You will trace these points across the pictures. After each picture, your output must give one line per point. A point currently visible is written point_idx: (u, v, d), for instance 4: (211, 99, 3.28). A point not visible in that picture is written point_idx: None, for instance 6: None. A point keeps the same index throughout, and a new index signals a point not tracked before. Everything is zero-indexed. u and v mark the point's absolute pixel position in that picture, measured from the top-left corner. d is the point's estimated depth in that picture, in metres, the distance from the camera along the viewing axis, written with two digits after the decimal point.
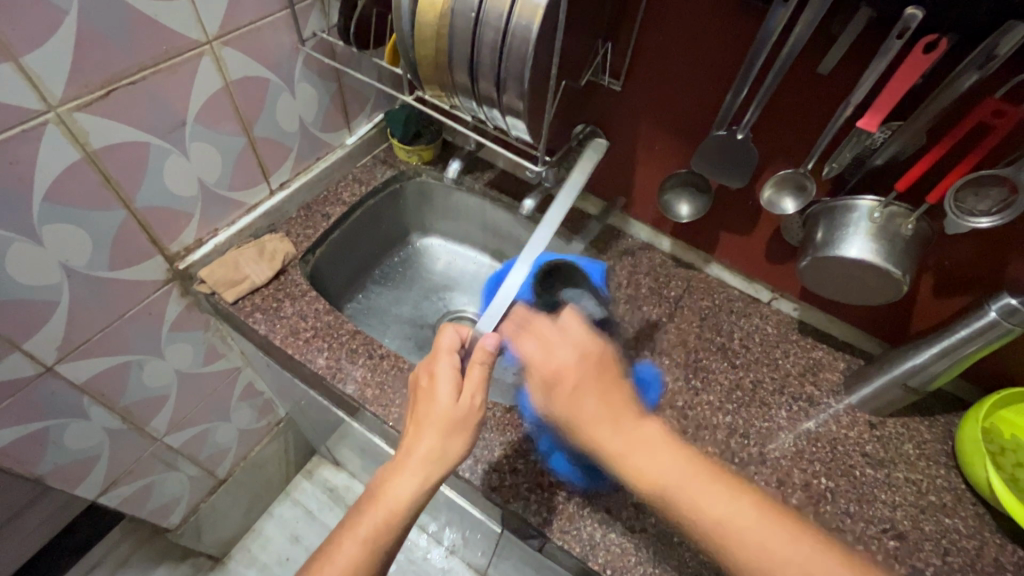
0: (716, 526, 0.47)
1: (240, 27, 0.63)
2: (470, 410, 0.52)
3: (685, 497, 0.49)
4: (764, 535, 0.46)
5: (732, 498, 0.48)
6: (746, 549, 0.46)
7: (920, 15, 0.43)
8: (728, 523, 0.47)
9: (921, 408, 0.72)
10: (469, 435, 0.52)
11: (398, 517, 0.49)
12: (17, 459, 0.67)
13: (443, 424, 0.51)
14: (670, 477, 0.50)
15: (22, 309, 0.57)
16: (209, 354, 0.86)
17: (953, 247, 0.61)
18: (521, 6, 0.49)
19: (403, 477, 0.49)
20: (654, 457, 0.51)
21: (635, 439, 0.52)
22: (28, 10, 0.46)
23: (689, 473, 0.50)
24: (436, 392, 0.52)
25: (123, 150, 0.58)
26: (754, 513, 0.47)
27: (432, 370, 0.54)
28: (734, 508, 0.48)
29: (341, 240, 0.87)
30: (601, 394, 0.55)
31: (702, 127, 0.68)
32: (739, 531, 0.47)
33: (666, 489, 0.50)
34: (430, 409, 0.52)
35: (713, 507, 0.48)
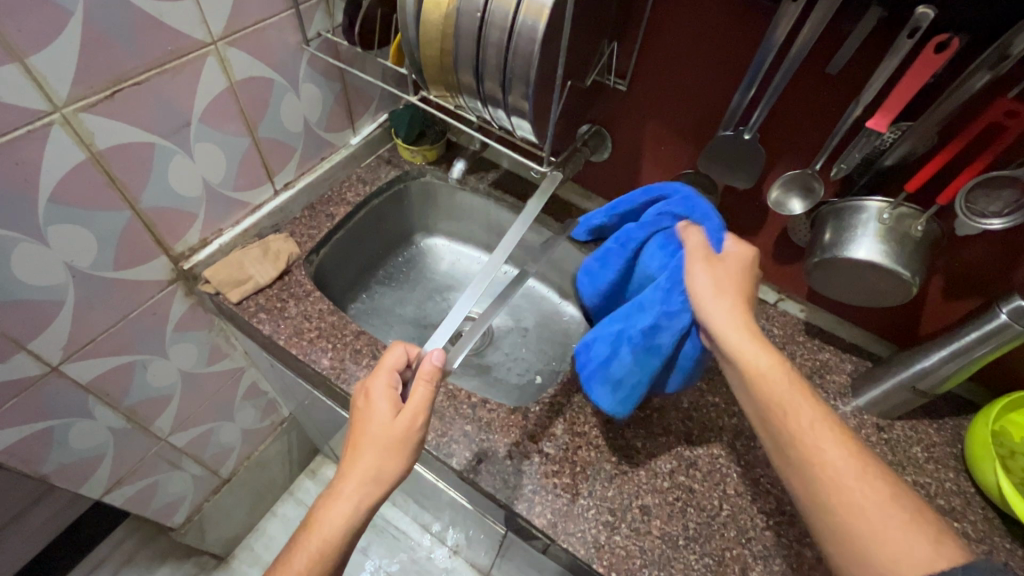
0: (809, 445, 0.45)
1: (245, 27, 0.62)
2: (409, 429, 0.50)
3: (790, 406, 0.47)
4: (854, 466, 0.44)
5: (829, 429, 0.46)
6: (835, 466, 0.44)
7: (932, 14, 0.43)
8: (823, 440, 0.45)
9: (929, 411, 0.71)
10: (409, 456, 0.51)
11: (335, 540, 0.49)
12: (23, 458, 0.67)
13: (379, 446, 0.50)
14: (773, 385, 0.48)
15: (27, 309, 0.57)
16: (214, 353, 0.86)
17: (964, 249, 0.60)
18: (527, 5, 0.49)
19: (337, 503, 0.49)
20: (774, 365, 0.49)
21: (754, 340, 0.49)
22: (34, 10, 0.46)
23: (798, 393, 0.48)
24: (373, 411, 0.52)
25: (127, 150, 0.58)
26: (851, 447, 0.45)
27: (371, 390, 0.53)
28: (833, 440, 0.45)
29: (345, 240, 0.86)
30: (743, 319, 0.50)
31: (708, 128, 0.67)
32: (835, 460, 0.44)
33: (775, 389, 0.48)
34: (367, 429, 0.51)
35: (813, 428, 0.46)
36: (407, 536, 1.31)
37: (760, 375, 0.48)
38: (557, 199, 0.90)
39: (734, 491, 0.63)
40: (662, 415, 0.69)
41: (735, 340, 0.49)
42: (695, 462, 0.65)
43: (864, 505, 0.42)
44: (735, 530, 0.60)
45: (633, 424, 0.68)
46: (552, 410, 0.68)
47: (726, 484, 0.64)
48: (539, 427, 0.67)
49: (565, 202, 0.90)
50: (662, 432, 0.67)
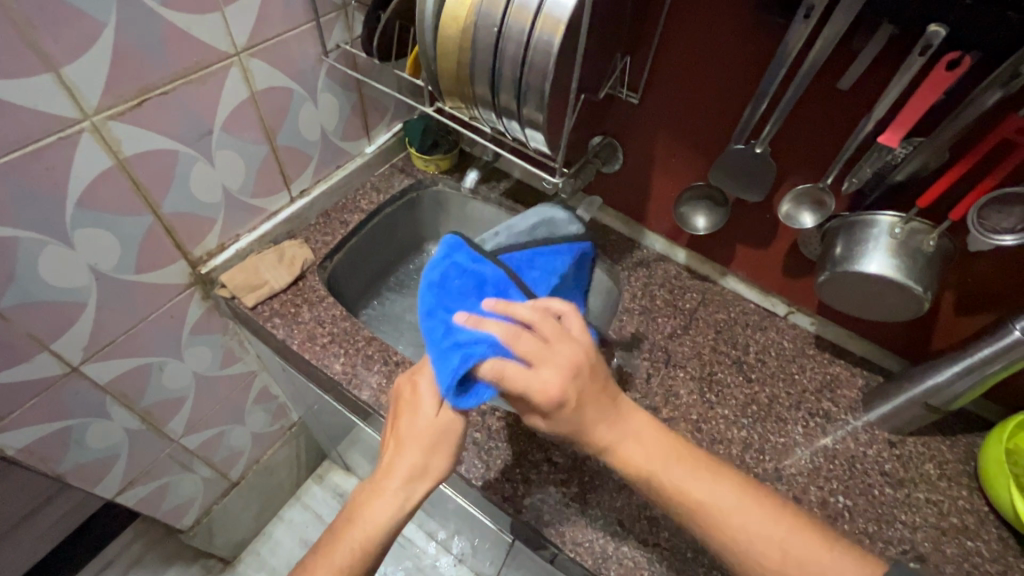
0: (700, 514, 0.46)
1: (267, 39, 0.64)
2: (456, 426, 0.52)
3: (669, 481, 0.48)
4: (750, 519, 0.46)
5: (712, 485, 0.47)
6: (732, 530, 0.45)
7: (943, 32, 0.44)
8: (719, 507, 0.46)
9: (942, 427, 0.71)
10: (453, 451, 0.53)
11: (380, 535, 0.50)
12: (41, 457, 0.68)
13: (428, 443, 0.51)
14: (651, 461, 0.49)
15: (51, 310, 0.59)
16: (227, 357, 0.87)
17: (977, 265, 0.60)
18: (543, 20, 0.50)
19: (383, 499, 0.50)
20: (642, 445, 0.49)
21: (619, 427, 0.49)
22: (68, 23, 0.47)
23: (682, 463, 0.49)
24: (421, 407, 0.52)
25: (153, 157, 0.60)
26: (738, 497, 0.47)
27: (416, 382, 0.53)
28: (726, 502, 0.46)
29: (358, 247, 0.88)
30: (601, 394, 0.48)
31: (720, 141, 0.68)
32: (732, 519, 0.46)
33: (650, 475, 0.48)
34: (414, 425, 0.52)
35: (699, 494, 0.47)
36: (412, 544, 1.30)
37: (635, 462, 0.49)
38: None
39: None
40: (671, 425, 0.69)
41: (605, 437, 0.49)
42: None
43: (768, 561, 0.44)
44: None
45: None
46: None
47: None
48: (549, 435, 0.67)
49: (576, 212, 0.91)
50: None
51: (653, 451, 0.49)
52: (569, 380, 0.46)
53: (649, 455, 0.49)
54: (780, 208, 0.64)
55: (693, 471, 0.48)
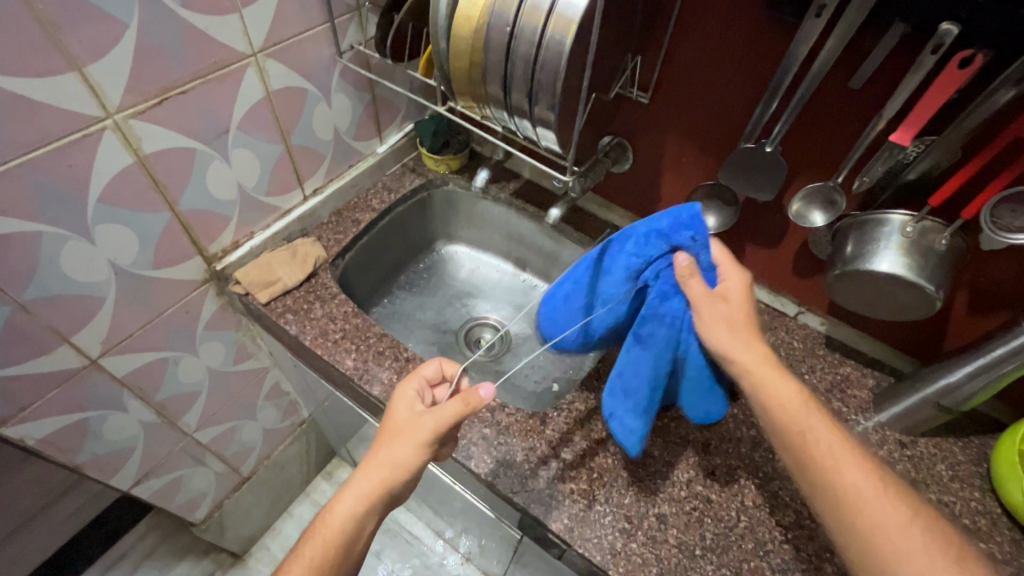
0: (812, 446, 0.49)
1: (284, 39, 0.66)
2: (417, 424, 0.54)
3: (788, 416, 0.50)
4: (868, 487, 0.46)
5: (835, 441, 0.49)
6: (849, 485, 0.46)
7: (955, 30, 0.44)
8: (844, 467, 0.47)
9: (954, 428, 0.70)
10: (418, 449, 0.53)
11: (345, 530, 0.52)
12: (60, 448, 0.69)
13: (391, 441, 0.54)
14: (783, 397, 0.51)
15: (72, 304, 0.60)
16: (240, 352, 0.88)
17: (990, 264, 0.60)
18: (555, 20, 0.50)
19: (350, 488, 0.53)
20: (777, 381, 0.52)
21: (760, 363, 0.53)
22: (93, 24, 0.49)
23: (812, 412, 0.51)
24: (394, 409, 0.56)
25: (171, 155, 0.61)
26: (854, 461, 0.48)
27: (396, 390, 0.58)
28: (840, 456, 0.48)
29: (369, 246, 0.89)
30: (756, 341, 0.54)
31: (731, 140, 0.68)
32: (850, 480, 0.47)
33: (788, 410, 0.50)
34: (387, 426, 0.55)
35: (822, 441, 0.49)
36: (420, 542, 1.31)
37: (780, 411, 0.51)
38: (576, 209, 0.91)
39: (752, 502, 0.63)
40: (680, 424, 0.69)
41: (744, 357, 0.53)
42: (713, 473, 0.65)
43: (875, 526, 0.45)
44: (753, 542, 0.60)
45: (650, 433, 0.68)
46: (569, 416, 0.69)
47: (744, 496, 0.63)
48: (557, 432, 0.67)
49: (585, 212, 0.91)
50: (679, 441, 0.67)
51: (785, 387, 0.52)
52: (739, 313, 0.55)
53: (783, 387, 0.52)
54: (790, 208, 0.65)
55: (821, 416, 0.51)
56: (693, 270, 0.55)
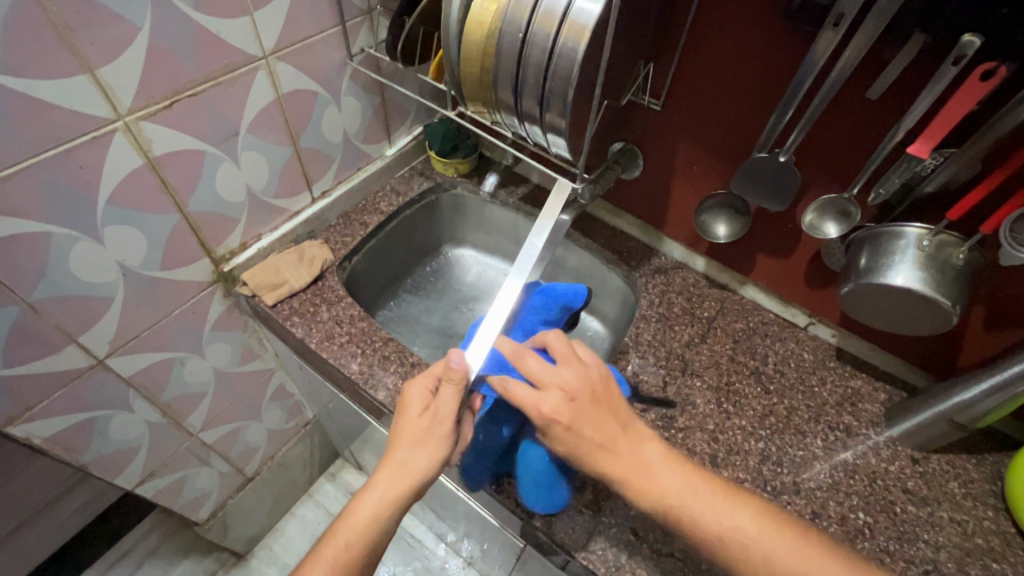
0: (717, 536, 0.48)
1: (295, 42, 0.65)
2: (437, 424, 0.54)
3: (685, 513, 0.49)
4: (770, 545, 0.47)
5: (723, 507, 0.49)
6: (751, 555, 0.47)
7: (977, 41, 0.43)
8: (736, 547, 0.48)
9: (968, 445, 0.69)
10: (440, 447, 0.54)
11: (371, 533, 0.51)
12: (66, 447, 0.69)
13: (410, 445, 0.53)
14: (676, 492, 0.50)
15: (81, 304, 0.60)
16: (246, 354, 0.88)
17: (1009, 279, 0.58)
18: (568, 26, 0.49)
19: (367, 497, 0.52)
20: (656, 474, 0.51)
21: (631, 455, 0.52)
22: (105, 27, 0.49)
23: (692, 487, 0.50)
24: (408, 413, 0.55)
25: (180, 157, 0.61)
26: (757, 525, 0.48)
27: (404, 392, 0.56)
28: (740, 523, 0.48)
29: (377, 249, 0.89)
30: (597, 422, 0.53)
31: (743, 150, 0.67)
32: (741, 546, 0.48)
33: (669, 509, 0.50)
34: (401, 430, 0.54)
35: (711, 517, 0.49)
36: (422, 545, 1.31)
37: (669, 502, 0.50)
38: (585, 215, 0.91)
39: None
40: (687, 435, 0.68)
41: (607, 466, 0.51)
42: None
43: (787, 569, 0.46)
44: None
45: None
46: None
47: None
48: None
49: (594, 218, 0.91)
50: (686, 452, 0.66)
51: (663, 471, 0.51)
52: (565, 405, 0.53)
53: (663, 470, 0.51)
54: (805, 218, 0.63)
55: (699, 484, 0.51)
56: (521, 350, 0.55)
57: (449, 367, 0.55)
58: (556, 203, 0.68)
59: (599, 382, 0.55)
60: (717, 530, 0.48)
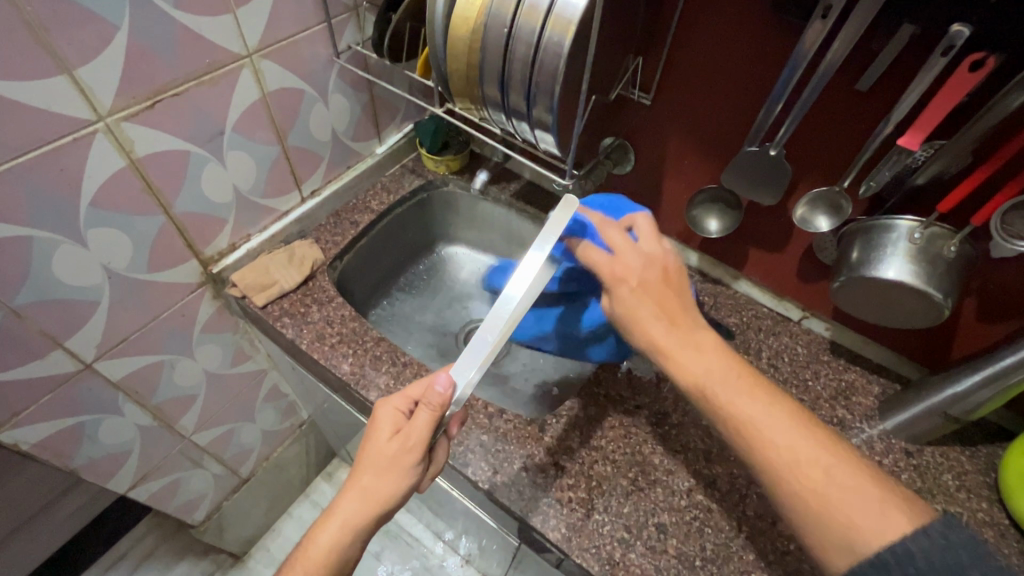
0: (734, 409, 0.48)
1: (280, 40, 0.65)
2: (405, 451, 0.53)
3: (723, 398, 0.49)
4: (801, 444, 0.45)
5: (769, 407, 0.47)
6: (779, 445, 0.45)
7: (966, 32, 0.43)
8: (798, 457, 0.45)
9: (962, 437, 0.69)
10: (407, 475, 0.53)
11: (329, 560, 0.51)
12: (56, 452, 0.69)
13: (377, 472, 0.52)
14: (709, 375, 0.49)
15: (65, 308, 0.59)
16: (238, 355, 0.88)
17: (1000, 271, 0.58)
18: (554, 20, 0.49)
19: (330, 523, 0.52)
20: (699, 354, 0.51)
21: (678, 334, 0.52)
22: (83, 25, 0.48)
23: (736, 380, 0.49)
24: (378, 436, 0.54)
25: (164, 158, 0.60)
26: (795, 423, 0.47)
27: (376, 413, 0.55)
28: (784, 428, 0.46)
29: (367, 248, 0.88)
30: (659, 300, 0.54)
31: (733, 144, 0.67)
32: (779, 453, 0.45)
33: (702, 389, 0.49)
34: (369, 455, 0.54)
35: (756, 407, 0.47)
36: (420, 544, 1.31)
37: (688, 367, 0.50)
38: None
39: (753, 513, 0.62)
40: (681, 431, 0.68)
41: (663, 342, 0.52)
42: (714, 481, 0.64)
43: (809, 482, 0.44)
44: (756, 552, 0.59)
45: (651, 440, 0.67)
46: (568, 422, 0.68)
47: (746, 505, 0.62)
48: (556, 439, 0.66)
49: None
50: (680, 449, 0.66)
51: (719, 366, 0.50)
52: (642, 284, 0.55)
53: (715, 366, 0.50)
54: (795, 212, 0.63)
55: (747, 376, 0.50)
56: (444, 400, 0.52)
57: (427, 394, 0.52)
58: (562, 216, 0.54)
59: (654, 268, 0.56)
60: (745, 416, 0.47)
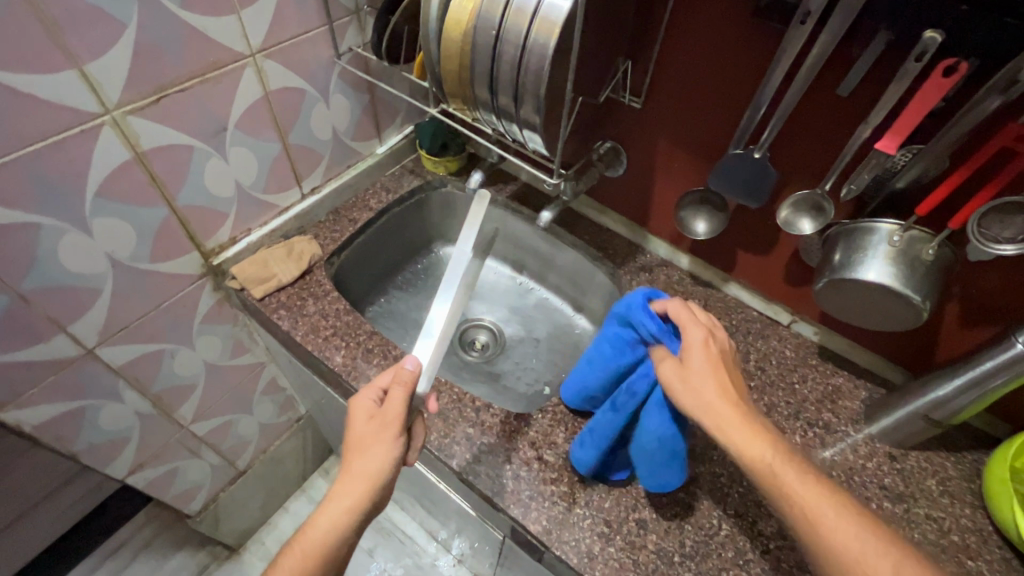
0: (790, 485, 0.47)
1: (282, 41, 0.67)
2: (385, 428, 0.55)
3: (784, 475, 0.47)
4: (862, 540, 0.44)
5: (826, 492, 0.47)
6: (842, 537, 0.44)
7: (940, 38, 0.43)
8: (822, 513, 0.45)
9: (948, 442, 0.69)
10: (395, 447, 0.55)
11: (329, 543, 0.52)
12: (57, 435, 0.71)
13: (363, 451, 0.54)
14: (774, 451, 0.48)
15: (69, 295, 0.62)
16: (237, 347, 0.90)
17: (981, 276, 0.59)
18: (540, 23, 0.51)
19: (326, 510, 0.53)
20: (762, 434, 0.49)
21: (743, 416, 0.50)
22: (93, 23, 0.50)
23: (793, 460, 0.48)
24: (358, 419, 0.56)
25: (168, 152, 0.62)
26: (850, 511, 0.46)
27: (353, 402, 0.57)
28: (836, 509, 0.46)
29: (365, 246, 0.90)
30: (720, 381, 0.52)
31: (720, 146, 0.68)
32: (840, 536, 0.44)
33: (768, 463, 0.48)
34: (353, 440, 0.55)
35: (814, 494, 0.46)
36: (412, 542, 1.32)
37: (752, 448, 0.48)
38: (571, 213, 0.92)
39: (734, 511, 0.62)
40: None
41: (716, 408, 0.50)
42: (696, 479, 0.65)
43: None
44: (733, 550, 0.60)
45: None
46: (554, 418, 0.69)
47: (727, 503, 0.63)
48: (541, 434, 0.67)
49: (580, 216, 0.92)
50: None
51: (775, 447, 0.49)
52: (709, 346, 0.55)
53: (772, 446, 0.49)
54: (779, 214, 0.64)
55: (812, 473, 0.48)
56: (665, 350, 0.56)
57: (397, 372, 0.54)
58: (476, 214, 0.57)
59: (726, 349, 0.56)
60: (805, 499, 0.46)
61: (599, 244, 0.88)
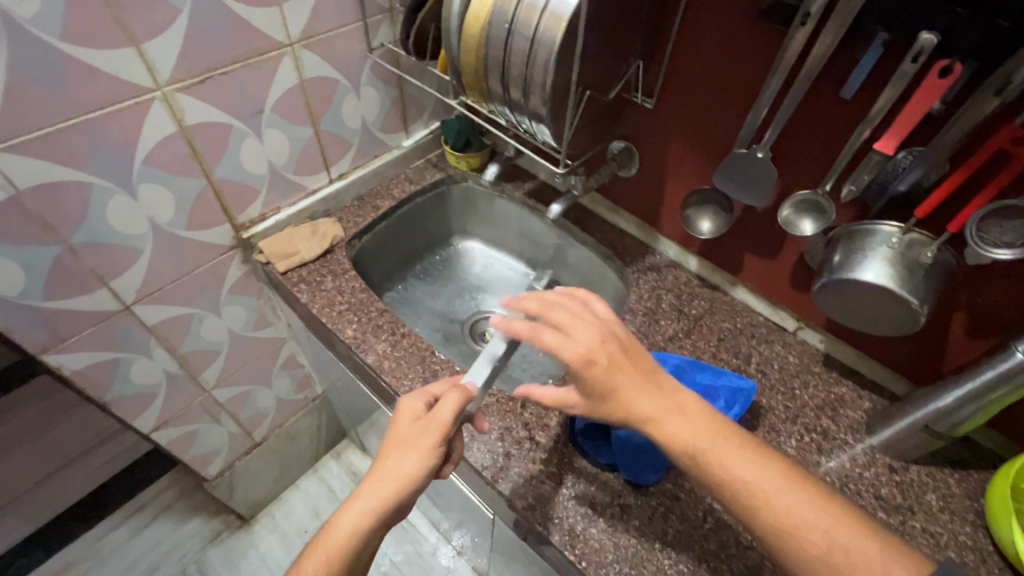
0: (719, 466, 0.46)
1: (319, 33, 0.73)
2: (428, 433, 0.56)
3: (716, 459, 0.47)
4: (796, 507, 0.44)
5: (761, 466, 0.46)
6: (778, 513, 0.44)
7: (934, 39, 0.44)
8: (760, 489, 0.45)
9: (952, 459, 0.67)
10: (435, 454, 0.55)
11: (355, 541, 0.53)
12: (92, 383, 0.77)
13: (402, 452, 0.55)
14: (698, 435, 0.48)
15: (113, 252, 0.68)
16: (260, 320, 0.95)
17: (986, 285, 0.58)
18: (548, 17, 0.54)
19: (352, 508, 0.53)
20: (687, 419, 0.48)
21: (663, 401, 0.49)
22: (152, 7, 0.57)
23: (720, 439, 0.48)
24: (404, 422, 0.57)
25: (210, 129, 0.69)
26: (785, 478, 0.46)
27: (399, 407, 0.58)
28: (773, 481, 0.46)
29: (385, 232, 0.95)
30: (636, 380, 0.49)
31: (727, 147, 0.70)
32: (779, 511, 0.44)
33: (701, 449, 0.47)
34: (394, 440, 0.56)
35: (747, 470, 0.46)
36: (415, 529, 1.34)
37: (681, 436, 0.48)
38: (585, 211, 0.94)
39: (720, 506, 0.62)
40: None
41: (648, 407, 0.48)
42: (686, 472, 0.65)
43: (813, 548, 0.43)
44: (716, 543, 0.60)
45: None
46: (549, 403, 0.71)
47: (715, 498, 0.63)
48: (535, 416, 0.69)
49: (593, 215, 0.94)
50: None
51: (703, 432, 0.48)
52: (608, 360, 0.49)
53: (701, 432, 0.48)
54: (780, 213, 0.64)
55: (745, 449, 0.47)
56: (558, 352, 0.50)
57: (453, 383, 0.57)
58: None
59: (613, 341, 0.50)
60: (739, 479, 0.46)
61: (610, 243, 0.90)
